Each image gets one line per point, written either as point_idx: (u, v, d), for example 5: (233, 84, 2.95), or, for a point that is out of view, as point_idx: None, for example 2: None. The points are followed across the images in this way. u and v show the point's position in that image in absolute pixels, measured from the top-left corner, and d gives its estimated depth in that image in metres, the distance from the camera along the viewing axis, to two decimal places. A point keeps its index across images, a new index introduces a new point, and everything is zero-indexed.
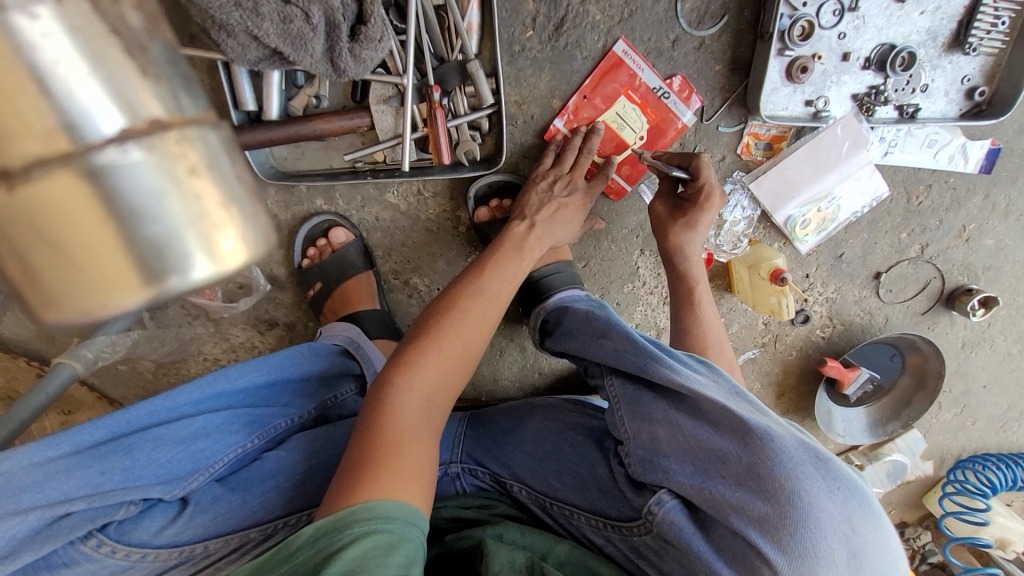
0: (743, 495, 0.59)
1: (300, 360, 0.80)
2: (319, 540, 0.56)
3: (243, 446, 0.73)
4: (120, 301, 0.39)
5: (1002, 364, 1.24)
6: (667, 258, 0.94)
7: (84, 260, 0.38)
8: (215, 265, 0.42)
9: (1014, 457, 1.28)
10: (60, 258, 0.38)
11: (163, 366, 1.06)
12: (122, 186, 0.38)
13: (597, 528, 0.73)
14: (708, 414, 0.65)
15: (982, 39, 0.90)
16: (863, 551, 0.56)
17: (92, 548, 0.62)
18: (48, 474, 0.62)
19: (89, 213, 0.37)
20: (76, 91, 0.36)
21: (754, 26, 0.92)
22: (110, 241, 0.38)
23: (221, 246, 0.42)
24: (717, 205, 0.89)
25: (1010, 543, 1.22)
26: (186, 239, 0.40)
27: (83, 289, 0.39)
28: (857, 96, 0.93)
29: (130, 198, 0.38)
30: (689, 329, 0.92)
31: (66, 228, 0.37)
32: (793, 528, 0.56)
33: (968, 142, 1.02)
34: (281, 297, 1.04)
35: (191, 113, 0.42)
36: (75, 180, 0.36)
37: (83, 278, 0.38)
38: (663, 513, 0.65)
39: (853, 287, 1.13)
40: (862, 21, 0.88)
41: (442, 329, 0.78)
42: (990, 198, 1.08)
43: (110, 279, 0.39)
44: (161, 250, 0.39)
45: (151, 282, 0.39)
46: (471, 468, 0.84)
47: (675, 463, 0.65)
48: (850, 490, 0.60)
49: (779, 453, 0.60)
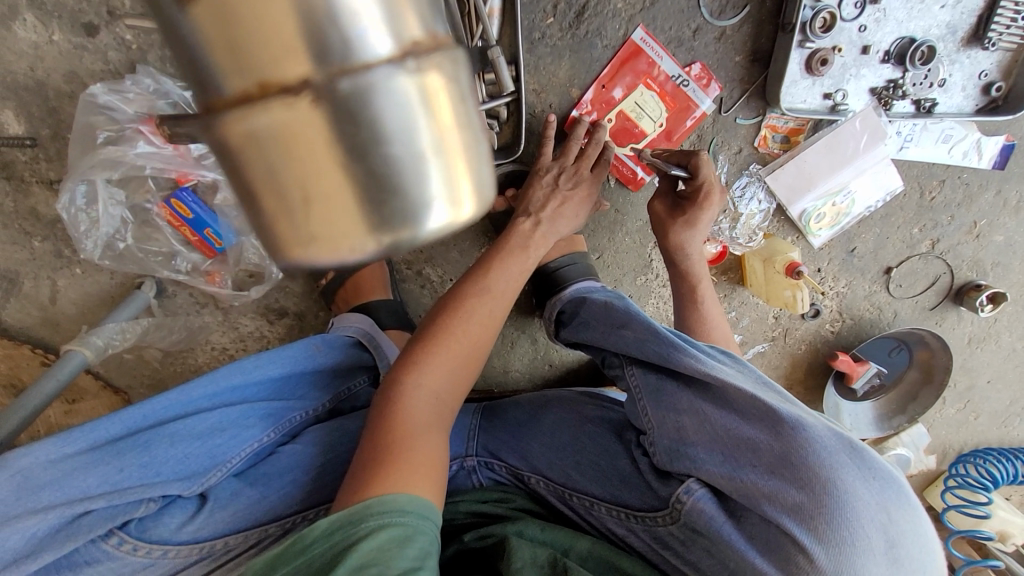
0: (776, 484, 0.60)
1: (314, 352, 0.78)
2: (336, 533, 0.56)
3: (260, 440, 0.72)
4: (338, 242, 0.37)
5: (1006, 359, 1.25)
6: (669, 257, 0.94)
7: (323, 194, 0.36)
8: (452, 207, 0.39)
9: (1015, 450, 1.30)
10: (286, 181, 0.36)
11: (171, 355, 1.04)
12: (376, 110, 0.35)
13: (619, 518, 0.73)
14: (736, 404, 0.66)
15: (1002, 34, 0.90)
16: (900, 540, 0.58)
17: (114, 546, 0.62)
18: (66, 471, 0.62)
19: (329, 147, 0.35)
20: (362, 18, 0.34)
21: (776, 16, 0.91)
22: (336, 172, 0.35)
23: (465, 202, 0.39)
24: (717, 203, 0.89)
25: (1010, 536, 1.23)
26: (426, 177, 0.37)
27: (322, 225, 0.37)
28: (876, 89, 0.93)
29: (383, 124, 0.35)
30: (693, 326, 0.93)
31: (304, 162, 0.35)
32: (828, 516, 0.57)
33: (983, 138, 1.02)
34: (292, 286, 1.03)
35: (439, 36, 0.38)
36: (316, 108, 0.34)
37: (315, 206, 0.37)
38: (692, 501, 0.66)
39: (864, 282, 1.13)
40: (884, 13, 0.87)
41: (450, 325, 0.76)
42: (1002, 194, 1.09)
43: (334, 216, 0.37)
44: (401, 189, 0.37)
45: (384, 222, 0.37)
46: (486, 461, 0.84)
47: (704, 452, 0.66)
48: (885, 479, 0.61)
49: (813, 442, 0.61)
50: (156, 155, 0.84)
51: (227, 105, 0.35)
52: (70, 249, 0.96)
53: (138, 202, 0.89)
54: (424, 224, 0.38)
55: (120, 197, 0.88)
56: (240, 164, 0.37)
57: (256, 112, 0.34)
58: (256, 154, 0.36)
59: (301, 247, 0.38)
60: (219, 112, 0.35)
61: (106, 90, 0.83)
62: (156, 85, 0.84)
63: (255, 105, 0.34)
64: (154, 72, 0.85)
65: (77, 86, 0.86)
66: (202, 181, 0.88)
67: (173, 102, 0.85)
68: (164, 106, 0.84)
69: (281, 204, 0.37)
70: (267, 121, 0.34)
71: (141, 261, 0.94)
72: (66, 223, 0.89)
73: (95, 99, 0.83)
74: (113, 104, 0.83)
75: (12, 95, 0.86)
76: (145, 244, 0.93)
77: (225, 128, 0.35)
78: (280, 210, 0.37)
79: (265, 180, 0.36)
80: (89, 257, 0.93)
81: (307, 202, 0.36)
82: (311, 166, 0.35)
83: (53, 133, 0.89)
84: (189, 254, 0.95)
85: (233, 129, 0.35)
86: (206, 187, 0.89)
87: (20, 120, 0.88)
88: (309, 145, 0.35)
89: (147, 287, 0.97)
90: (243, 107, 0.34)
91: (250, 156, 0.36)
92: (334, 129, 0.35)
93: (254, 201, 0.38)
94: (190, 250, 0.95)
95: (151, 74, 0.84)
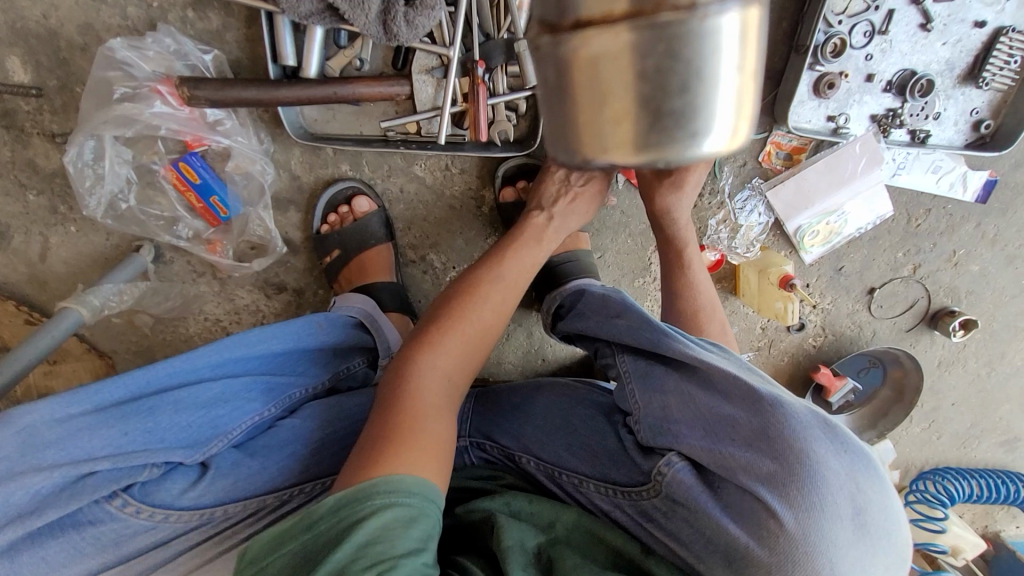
0: (752, 455, 0.61)
1: (316, 330, 0.78)
2: (341, 510, 0.56)
3: (261, 414, 0.71)
4: (621, 159, 0.29)
5: (971, 384, 1.30)
6: (654, 221, 0.90)
7: (604, 106, 0.28)
8: (726, 143, 0.29)
9: (972, 471, 1.35)
10: (613, 84, 0.27)
11: (162, 322, 1.02)
12: (702, 48, 0.26)
13: (606, 494, 0.72)
14: (719, 385, 0.67)
15: (995, 74, 0.94)
16: (867, 508, 0.59)
17: (117, 508, 0.61)
18: (70, 431, 0.61)
19: (625, 71, 0.27)
20: None
21: (790, 38, 0.95)
22: (628, 101, 0.27)
23: (743, 124, 0.30)
24: (704, 164, 0.82)
25: (962, 550, 1.34)
26: (725, 98, 0.28)
27: (600, 130, 0.28)
28: (876, 116, 0.97)
29: (706, 62, 0.26)
30: (681, 295, 0.92)
31: (597, 82, 0.27)
32: (800, 484, 0.58)
33: (969, 171, 1.08)
34: (293, 262, 1.01)
35: None
36: (638, 30, 0.26)
37: (621, 126, 0.28)
38: (672, 473, 0.66)
39: (848, 300, 1.17)
40: (889, 44, 0.91)
41: (459, 309, 0.77)
42: (981, 227, 1.15)
43: (607, 138, 0.28)
44: (693, 112, 0.27)
45: (661, 144, 0.28)
46: (479, 442, 0.86)
47: (685, 428, 0.66)
48: (856, 453, 0.62)
49: (789, 417, 0.62)
50: (172, 117, 0.83)
51: (580, 22, 0.27)
52: (67, 206, 0.93)
53: (145, 162, 0.88)
54: (701, 147, 0.28)
55: (127, 156, 0.86)
56: (565, 90, 0.29)
57: (597, 33, 0.27)
58: (587, 77, 0.28)
59: (599, 156, 0.29)
60: (562, 32, 0.28)
61: (126, 45, 0.81)
62: (176, 45, 0.83)
63: (608, 21, 0.26)
64: (175, 33, 0.83)
65: (91, 39, 0.85)
66: (214, 147, 0.88)
67: (192, 65, 0.84)
68: (181, 67, 0.83)
69: (584, 111, 0.28)
70: (607, 45, 0.26)
71: (142, 223, 0.92)
72: (69, 177, 0.87)
73: (113, 54, 0.81)
74: (131, 61, 0.82)
75: (22, 42, 0.85)
76: (148, 207, 0.91)
77: (563, 48, 0.28)
78: (585, 117, 0.29)
79: (587, 90, 0.28)
80: (90, 215, 0.90)
81: (599, 106, 0.28)
82: (625, 80, 0.27)
83: (61, 85, 0.87)
84: (192, 221, 0.93)
85: (573, 57, 0.28)
86: (216, 154, 0.90)
87: (28, 69, 0.86)
88: (632, 64, 0.26)
89: (146, 251, 0.95)
90: (583, 29, 0.27)
91: (579, 77, 0.28)
92: (642, 63, 0.26)
93: (554, 111, 0.31)
94: (193, 217, 0.93)
95: (172, 34, 0.83)
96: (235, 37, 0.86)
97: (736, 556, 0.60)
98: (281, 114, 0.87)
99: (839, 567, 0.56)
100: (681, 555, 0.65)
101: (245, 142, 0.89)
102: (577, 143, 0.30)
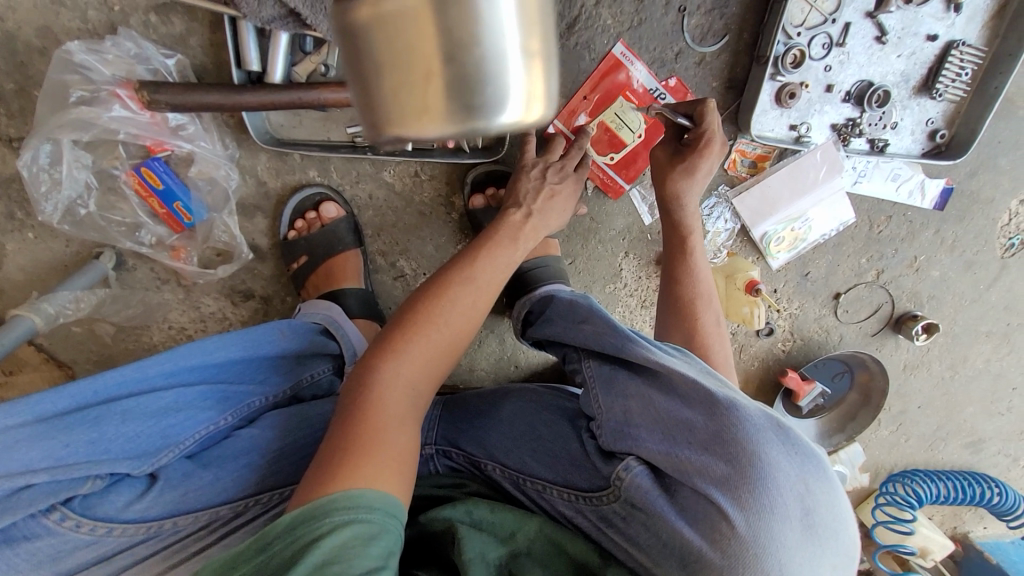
0: (707, 459, 0.61)
1: (277, 337, 0.77)
2: (297, 529, 0.54)
3: (215, 423, 0.70)
4: (419, 129, 0.37)
5: (935, 387, 1.33)
6: (661, 206, 0.91)
7: (395, 69, 0.36)
8: (518, 114, 0.38)
9: (940, 473, 1.37)
10: (399, 49, 0.35)
11: (123, 331, 0.99)
12: (470, 21, 0.35)
13: (568, 500, 0.72)
14: (679, 390, 0.67)
15: (947, 86, 0.98)
16: (817, 510, 0.60)
17: (55, 522, 0.59)
18: (8, 442, 0.59)
19: (421, 32, 0.34)
20: None
21: (752, 48, 0.98)
22: (421, 66, 0.35)
23: (536, 105, 0.39)
24: (717, 153, 0.86)
25: (930, 551, 1.37)
26: (510, 77, 0.37)
27: (404, 98, 0.37)
28: (836, 126, 1.00)
29: (474, 33, 0.35)
30: (680, 280, 0.89)
31: (394, 48, 0.35)
32: (752, 486, 0.59)
33: (926, 179, 1.12)
34: (260, 268, 1.00)
35: None
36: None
37: (424, 88, 0.36)
38: (630, 478, 0.66)
39: (815, 305, 1.20)
40: (847, 56, 0.94)
41: (424, 314, 0.76)
42: (940, 233, 1.18)
43: (409, 103, 0.37)
44: (482, 77, 0.36)
45: (457, 111, 0.36)
46: (444, 450, 0.85)
47: (645, 432, 0.67)
48: (807, 455, 0.63)
49: (743, 420, 0.63)
50: (131, 121, 0.82)
51: None
52: (24, 212, 0.91)
53: (105, 168, 0.87)
54: (496, 116, 0.37)
55: (86, 161, 0.85)
56: (358, 50, 0.37)
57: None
58: (378, 39, 0.36)
59: (394, 126, 0.38)
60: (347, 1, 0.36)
61: (84, 49, 0.81)
62: (137, 49, 0.82)
63: None
64: (137, 37, 0.83)
65: (50, 42, 0.84)
66: (176, 152, 0.88)
67: (153, 69, 0.83)
68: (143, 71, 0.82)
69: (382, 77, 0.37)
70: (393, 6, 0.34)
71: (102, 229, 0.91)
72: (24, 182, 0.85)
73: (70, 57, 0.80)
74: (90, 65, 0.81)
75: None
76: (108, 213, 0.89)
77: (351, 16, 0.36)
78: (382, 84, 0.37)
79: (380, 57, 0.36)
80: (47, 221, 0.88)
81: (392, 73, 0.36)
82: (417, 41, 0.35)
83: (18, 88, 0.85)
84: (154, 227, 0.92)
85: (361, 14, 0.35)
86: (179, 159, 0.89)
87: None
88: (425, 29, 0.34)
89: (106, 257, 0.93)
90: None
91: (369, 35, 0.36)
92: (431, 24, 0.34)
93: (360, 89, 0.39)
94: (155, 223, 0.92)
95: (133, 38, 0.82)
96: (199, 42, 0.85)
97: (690, 559, 0.60)
98: (246, 119, 0.86)
99: (787, 570, 0.57)
100: (637, 559, 0.65)
101: (209, 146, 0.88)
102: (377, 115, 0.38)
